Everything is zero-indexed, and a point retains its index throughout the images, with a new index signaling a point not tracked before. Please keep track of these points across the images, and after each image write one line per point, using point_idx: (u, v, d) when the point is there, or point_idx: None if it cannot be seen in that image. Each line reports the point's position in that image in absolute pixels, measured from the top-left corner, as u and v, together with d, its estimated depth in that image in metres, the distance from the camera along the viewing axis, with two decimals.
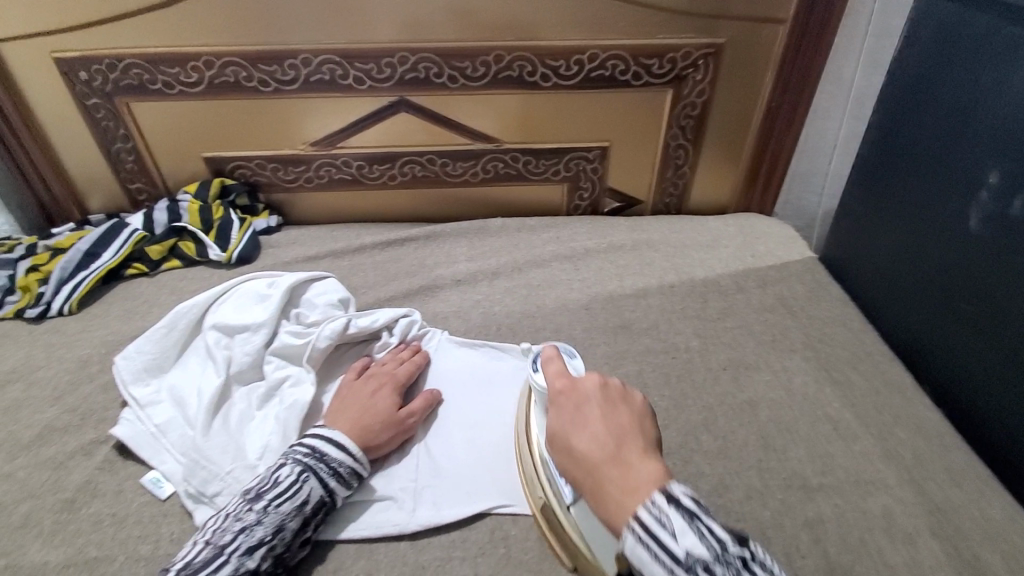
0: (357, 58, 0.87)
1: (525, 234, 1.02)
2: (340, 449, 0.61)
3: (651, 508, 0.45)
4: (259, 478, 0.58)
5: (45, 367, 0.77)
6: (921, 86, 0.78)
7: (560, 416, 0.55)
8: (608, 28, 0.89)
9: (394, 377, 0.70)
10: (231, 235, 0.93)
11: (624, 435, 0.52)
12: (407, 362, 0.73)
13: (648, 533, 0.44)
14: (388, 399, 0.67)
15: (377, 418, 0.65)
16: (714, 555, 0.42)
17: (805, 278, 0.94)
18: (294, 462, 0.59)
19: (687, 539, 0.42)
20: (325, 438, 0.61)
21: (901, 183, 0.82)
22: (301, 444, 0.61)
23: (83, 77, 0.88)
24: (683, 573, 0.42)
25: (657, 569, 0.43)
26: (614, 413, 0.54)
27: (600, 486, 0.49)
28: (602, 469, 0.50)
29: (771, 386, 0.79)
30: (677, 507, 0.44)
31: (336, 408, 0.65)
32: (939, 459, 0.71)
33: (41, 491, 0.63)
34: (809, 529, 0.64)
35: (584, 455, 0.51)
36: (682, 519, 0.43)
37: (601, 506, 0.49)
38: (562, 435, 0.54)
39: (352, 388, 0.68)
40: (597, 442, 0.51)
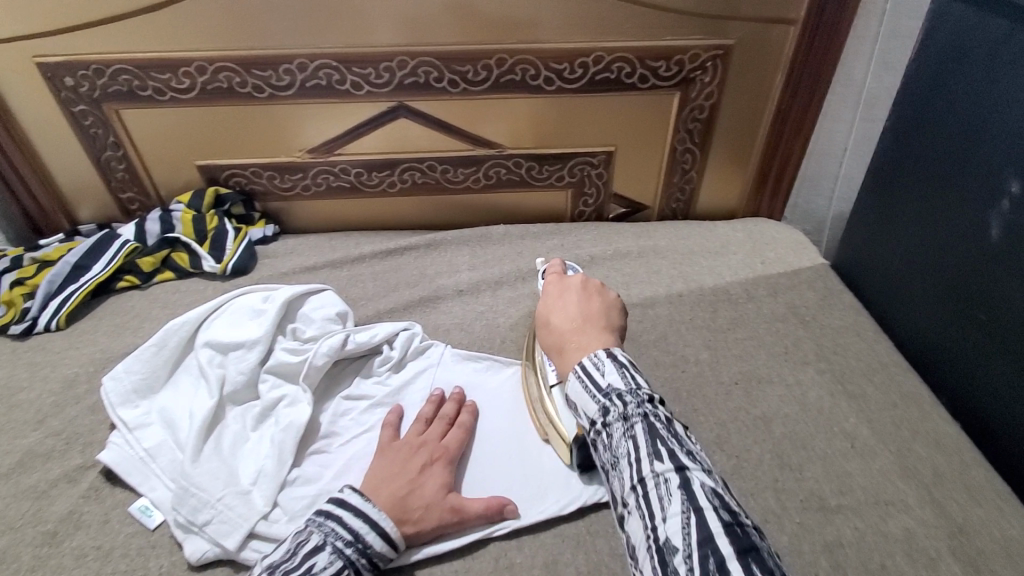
0: (354, 63, 0.85)
1: (528, 242, 0.99)
2: (385, 541, 0.54)
3: (593, 356, 0.57)
4: (284, 556, 0.51)
5: (30, 387, 0.74)
6: (939, 88, 0.75)
7: (545, 298, 0.70)
8: (613, 30, 0.86)
9: (447, 451, 0.62)
10: (226, 245, 0.90)
11: (591, 317, 0.65)
12: (458, 426, 0.66)
13: (584, 372, 0.56)
14: (439, 480, 0.59)
15: (424, 503, 0.57)
16: (628, 388, 0.53)
17: (817, 286, 0.91)
18: (336, 552, 0.52)
19: (612, 376, 0.54)
20: (371, 524, 0.54)
21: (917, 188, 0.80)
22: (344, 524, 0.54)
23: (69, 83, 0.85)
24: (602, 397, 0.53)
25: (585, 395, 0.54)
26: (588, 299, 0.67)
27: (562, 347, 0.63)
28: (566, 335, 0.63)
29: (785, 401, 0.76)
30: (613, 359, 0.56)
31: (379, 476, 0.58)
32: (960, 477, 0.68)
33: (22, 522, 0.60)
34: (826, 554, 0.61)
35: (555, 325, 0.65)
36: (613, 364, 0.55)
37: (561, 362, 0.63)
38: (542, 313, 0.68)
39: (399, 455, 0.60)
40: (569, 317, 0.65)
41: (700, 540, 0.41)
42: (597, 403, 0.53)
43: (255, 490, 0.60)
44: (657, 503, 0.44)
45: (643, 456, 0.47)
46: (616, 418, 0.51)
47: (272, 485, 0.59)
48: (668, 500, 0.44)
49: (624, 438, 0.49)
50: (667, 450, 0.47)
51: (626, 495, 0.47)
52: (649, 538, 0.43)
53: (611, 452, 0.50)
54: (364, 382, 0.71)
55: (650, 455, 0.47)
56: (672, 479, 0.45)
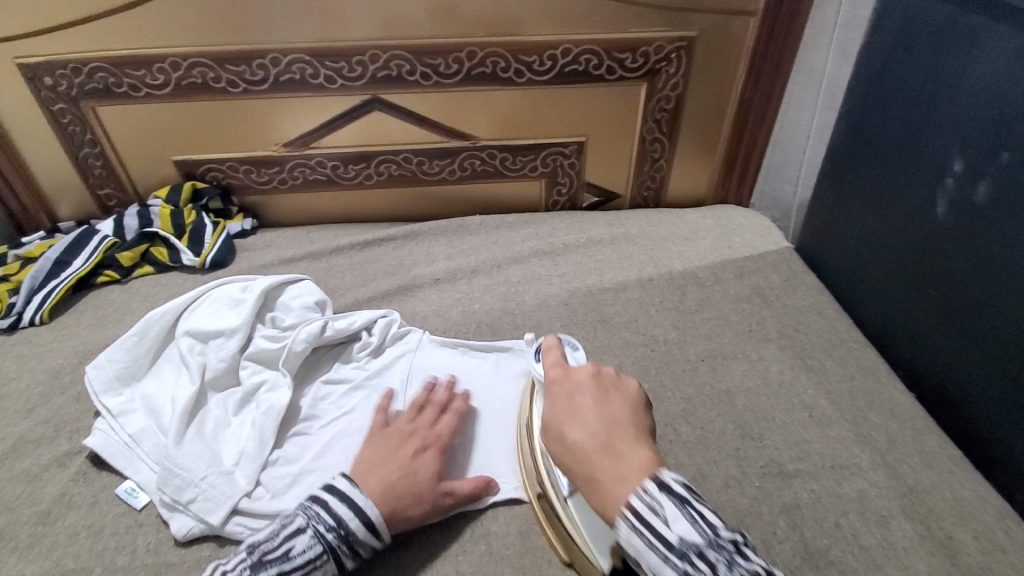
0: (327, 57, 0.86)
1: (504, 231, 1.01)
2: (369, 529, 0.56)
3: (644, 496, 0.47)
4: (268, 538, 0.54)
5: (17, 378, 0.75)
6: (887, 76, 0.79)
7: (553, 404, 0.56)
8: (580, 23, 0.89)
9: (439, 439, 0.63)
10: (204, 239, 0.92)
11: (617, 426, 0.53)
12: (450, 414, 0.67)
13: (644, 524, 0.46)
14: (430, 467, 0.60)
15: (414, 489, 0.58)
16: (705, 540, 0.45)
17: (781, 268, 0.95)
18: (315, 536, 0.54)
19: (680, 525, 0.46)
20: (355, 512, 0.56)
21: (871, 171, 0.84)
22: (327, 510, 0.56)
23: (48, 82, 0.86)
24: (678, 558, 0.45)
25: (655, 558, 0.46)
26: (608, 402, 0.54)
27: (592, 478, 0.51)
28: (596, 463, 0.50)
29: (748, 375, 0.80)
30: (670, 495, 0.47)
31: (370, 462, 0.60)
32: (911, 441, 0.72)
33: (18, 503, 0.62)
34: (787, 516, 0.65)
35: (575, 445, 0.52)
36: (674, 506, 0.46)
37: (592, 496, 0.51)
38: (554, 422, 0.55)
39: (391, 443, 0.62)
40: (592, 433, 0.52)
41: None
42: (675, 566, 0.45)
43: (238, 470, 0.62)
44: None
45: None
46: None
47: (254, 464, 0.62)
48: None
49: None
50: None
51: None
52: None
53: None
54: (343, 367, 0.74)
55: None
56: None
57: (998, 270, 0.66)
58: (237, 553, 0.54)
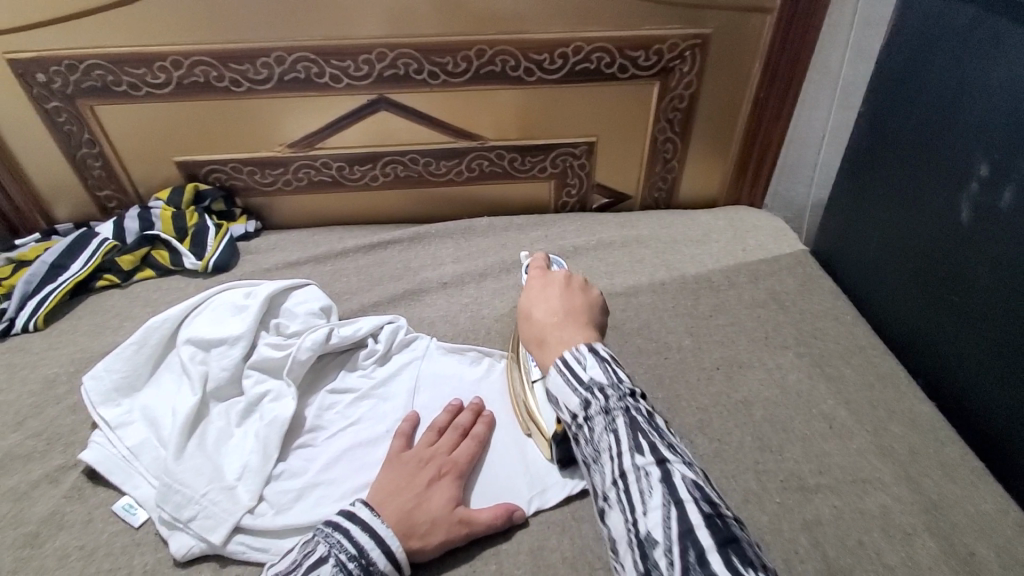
0: (332, 55, 0.84)
1: (512, 234, 0.99)
2: (389, 559, 0.53)
3: (576, 351, 0.55)
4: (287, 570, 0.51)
5: (9, 388, 0.73)
6: (911, 75, 0.76)
7: (528, 293, 0.68)
8: (592, 21, 0.86)
9: (456, 465, 0.61)
10: (207, 242, 0.89)
11: (572, 311, 0.63)
12: (470, 437, 0.64)
13: (565, 365, 0.54)
14: (448, 496, 0.58)
15: (430, 518, 0.56)
16: (609, 382, 0.52)
17: (797, 272, 0.93)
18: (336, 565, 0.51)
19: (593, 371, 0.53)
20: (377, 540, 0.53)
21: (892, 173, 0.81)
22: (347, 537, 0.53)
23: (42, 79, 0.83)
24: (583, 390, 0.52)
25: (566, 388, 0.53)
26: (571, 295, 0.65)
27: (545, 342, 0.61)
28: (549, 330, 0.61)
29: (766, 384, 0.77)
30: (594, 354, 0.55)
31: (386, 489, 0.57)
32: (936, 454, 0.70)
33: (4, 523, 0.60)
34: (805, 532, 0.63)
35: (537, 319, 0.64)
36: (595, 359, 0.54)
37: (541, 355, 0.61)
38: (524, 307, 0.67)
39: (407, 470, 0.59)
40: (551, 313, 0.63)
41: (680, 532, 0.41)
42: (579, 397, 0.52)
43: (240, 485, 0.59)
44: (638, 497, 0.45)
45: (625, 450, 0.47)
46: (597, 411, 0.51)
47: (257, 479, 0.59)
48: (649, 494, 0.44)
49: (607, 432, 0.49)
50: (648, 442, 0.47)
51: (608, 489, 0.47)
52: (630, 530, 0.44)
53: (594, 446, 0.50)
54: (349, 376, 0.71)
55: (631, 448, 0.47)
56: (653, 472, 0.45)
57: (1016, 272, 0.64)
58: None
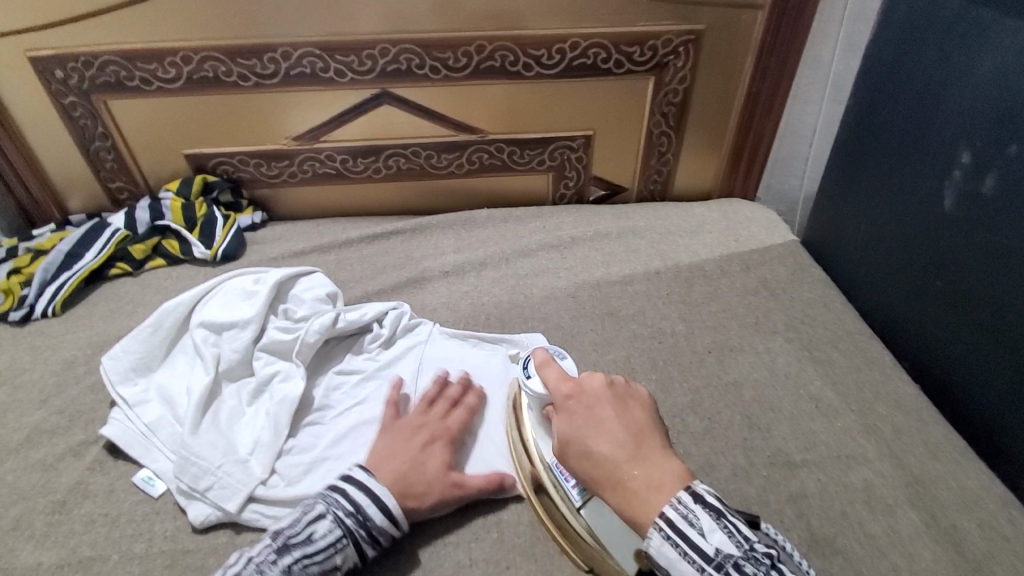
0: (338, 51, 0.87)
1: (512, 225, 1.02)
2: (386, 515, 0.57)
3: (682, 509, 0.47)
4: (291, 525, 0.55)
5: (31, 369, 0.76)
6: (896, 70, 0.79)
7: (572, 419, 0.55)
8: (589, 17, 0.89)
9: (447, 431, 0.65)
10: (216, 231, 0.92)
11: (640, 434, 0.53)
12: (461, 407, 0.68)
13: (679, 536, 0.47)
14: (440, 460, 0.62)
15: (425, 481, 0.60)
16: (742, 553, 0.46)
17: (787, 261, 0.96)
18: (335, 520, 0.56)
19: (716, 537, 0.46)
20: (374, 498, 0.57)
21: (879, 165, 0.84)
22: (343, 496, 0.57)
23: (58, 75, 0.86)
24: (714, 569, 0.46)
25: (689, 568, 0.46)
26: (627, 412, 0.55)
27: (625, 488, 0.51)
28: (626, 473, 0.51)
29: (756, 367, 0.80)
30: (705, 509, 0.47)
31: (381, 455, 0.61)
32: (917, 432, 0.73)
33: (33, 492, 0.63)
34: (793, 504, 0.66)
35: (603, 457, 0.52)
36: (710, 519, 0.47)
37: (625, 504, 0.51)
38: (576, 439, 0.54)
39: (401, 437, 0.63)
40: (618, 444, 0.52)
41: None
42: None
43: (253, 459, 0.62)
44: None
45: None
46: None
47: (269, 453, 0.62)
48: None
49: None
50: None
51: None
52: None
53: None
54: (355, 358, 0.74)
55: None
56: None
57: (999, 255, 0.67)
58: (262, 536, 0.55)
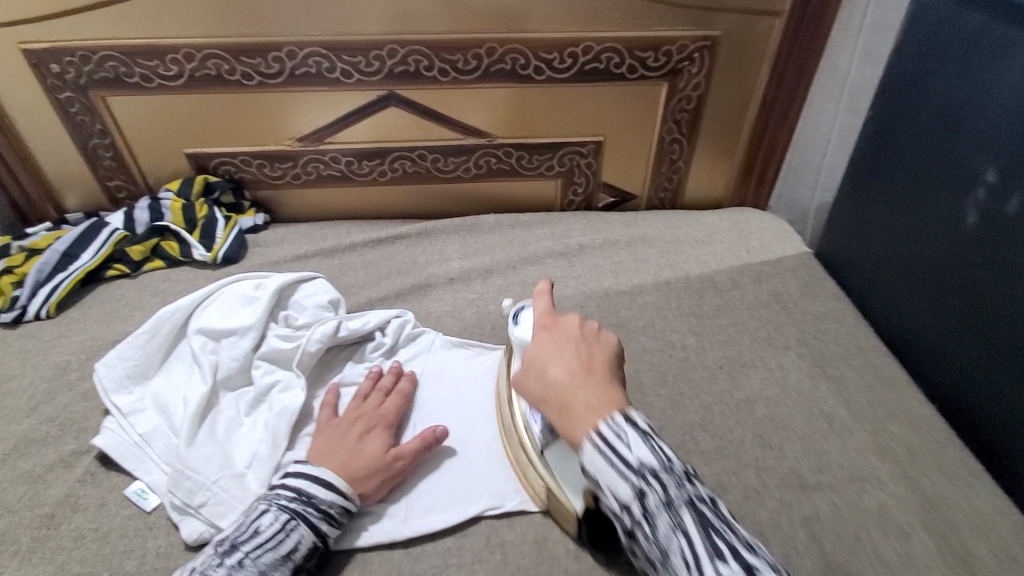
0: (344, 51, 0.85)
1: (518, 231, 1.00)
2: (330, 489, 0.56)
3: (613, 425, 0.47)
4: (235, 526, 0.54)
5: (22, 374, 0.74)
6: (918, 81, 0.77)
7: (536, 347, 0.54)
8: (602, 21, 0.87)
9: (384, 417, 0.64)
10: (216, 233, 0.90)
11: (596, 366, 0.51)
12: (395, 392, 0.68)
13: (604, 443, 0.46)
14: (378, 442, 0.61)
15: (366, 465, 0.59)
16: (664, 466, 0.46)
17: (800, 274, 0.94)
18: (279, 508, 0.55)
19: (641, 450, 0.46)
20: (311, 479, 0.57)
21: (898, 178, 0.81)
22: (282, 486, 0.57)
23: (55, 70, 0.84)
24: (633, 477, 0.45)
25: (610, 475, 0.46)
26: (590, 345, 0.53)
27: (566, 408, 0.49)
28: (571, 393, 0.50)
29: (768, 383, 0.78)
30: (634, 426, 0.47)
31: (321, 447, 0.61)
32: (934, 455, 0.71)
33: (19, 505, 0.61)
34: (806, 528, 0.64)
35: (553, 376, 0.51)
36: (637, 435, 0.46)
37: (564, 424, 0.50)
38: (535, 364, 0.53)
39: (338, 427, 0.63)
40: (570, 370, 0.51)
41: None
42: (630, 485, 0.45)
43: (250, 473, 0.60)
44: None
45: (702, 558, 0.43)
46: (658, 505, 0.45)
47: (266, 468, 0.60)
48: None
49: (674, 532, 0.44)
50: (727, 546, 0.43)
51: None
52: None
53: (659, 548, 0.44)
54: (357, 368, 0.72)
55: (709, 554, 0.43)
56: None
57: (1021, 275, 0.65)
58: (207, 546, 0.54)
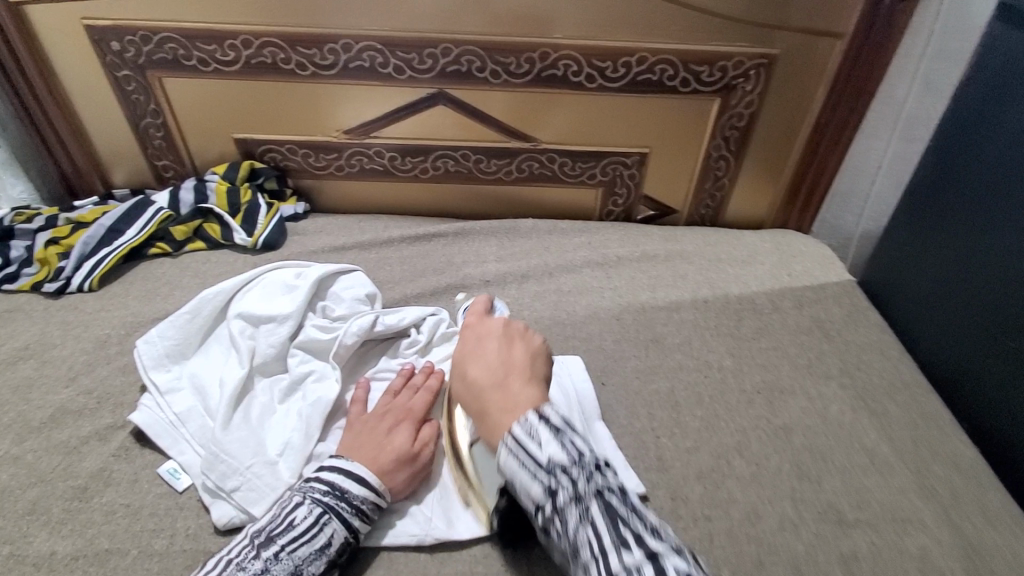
0: (398, 47, 0.85)
1: (556, 238, 0.99)
2: (363, 486, 0.56)
3: (525, 424, 0.49)
4: (270, 519, 0.54)
5: (62, 345, 0.75)
6: (987, 112, 0.74)
7: (461, 349, 0.61)
8: (660, 32, 0.85)
9: (411, 413, 0.63)
10: (258, 219, 0.91)
11: (512, 367, 0.57)
12: (422, 389, 0.66)
13: (516, 444, 0.48)
14: (407, 437, 0.61)
15: (395, 459, 0.59)
16: (573, 462, 0.46)
17: (844, 302, 0.91)
18: (313, 501, 0.54)
19: (550, 448, 0.47)
20: (345, 473, 0.56)
21: (955, 211, 0.79)
22: (316, 479, 0.56)
23: (116, 47, 0.85)
24: (544, 476, 0.46)
25: (524, 474, 0.47)
26: (509, 347, 0.59)
27: (484, 410, 0.55)
28: (488, 395, 0.55)
29: (808, 413, 0.76)
30: (546, 424, 0.49)
31: (352, 443, 0.60)
32: (980, 501, 0.68)
33: (53, 475, 0.61)
34: (842, 566, 0.62)
35: (474, 381, 0.57)
36: (549, 433, 0.48)
37: (484, 425, 0.54)
38: (459, 369, 0.60)
39: (365, 424, 0.61)
40: (488, 370, 0.57)
41: None
42: (540, 483, 0.47)
43: (281, 461, 0.60)
44: None
45: (608, 547, 0.43)
46: (567, 500, 0.45)
47: (299, 457, 0.60)
48: None
49: (582, 526, 0.44)
50: (630, 532, 0.43)
51: None
52: None
53: (569, 540, 0.45)
54: (389, 362, 0.72)
55: (615, 544, 0.43)
56: (645, 570, 0.41)
57: None
58: (239, 538, 0.53)
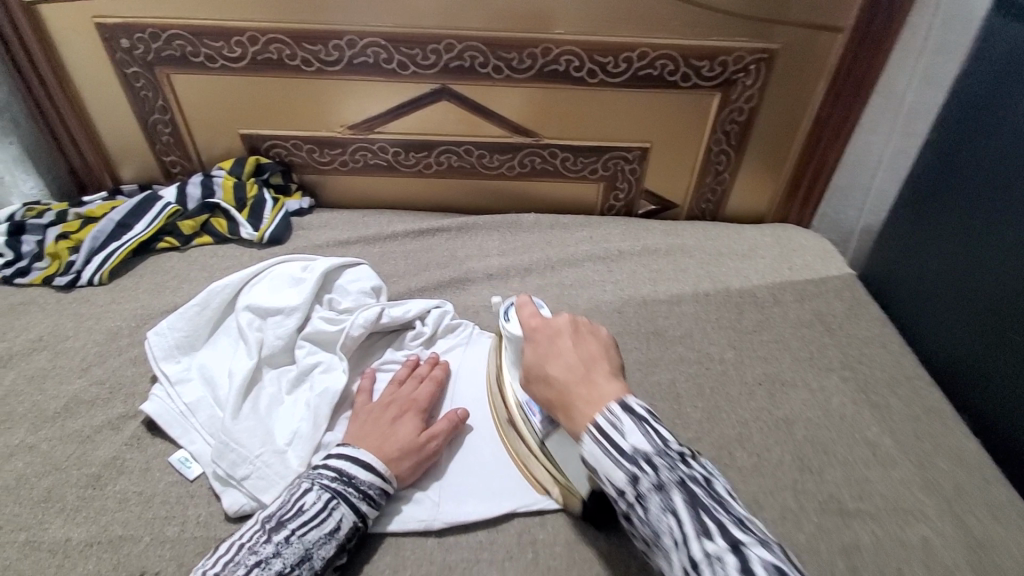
0: (403, 43, 0.86)
1: (558, 232, 1.00)
2: (371, 472, 0.57)
3: (609, 414, 0.48)
4: (279, 504, 0.55)
5: (75, 337, 0.77)
6: (986, 107, 0.75)
7: (534, 349, 0.57)
8: (661, 27, 0.86)
9: (416, 403, 0.64)
10: (264, 214, 0.92)
11: (592, 361, 0.54)
12: (426, 380, 0.68)
13: (601, 434, 0.48)
14: (412, 426, 0.62)
15: (400, 448, 0.60)
16: (657, 450, 0.46)
17: (845, 296, 0.92)
18: (322, 487, 0.56)
19: (635, 437, 0.47)
20: (351, 460, 0.58)
21: (956, 205, 0.80)
22: (324, 466, 0.58)
23: (125, 45, 0.86)
24: (628, 464, 0.46)
25: (607, 462, 0.47)
26: (582, 343, 0.56)
27: (568, 408, 0.52)
28: (571, 392, 0.52)
29: (807, 404, 0.77)
30: (630, 414, 0.48)
31: (358, 431, 0.61)
32: (979, 492, 0.69)
33: (68, 463, 0.63)
34: (842, 554, 0.63)
35: (553, 378, 0.54)
36: (633, 422, 0.48)
37: (569, 423, 0.52)
38: (535, 366, 0.56)
39: (371, 413, 0.63)
40: (567, 365, 0.54)
41: None
42: (624, 471, 0.46)
43: (290, 450, 0.61)
44: None
45: (691, 535, 0.43)
46: (651, 488, 0.45)
47: (307, 445, 0.61)
48: None
49: (665, 513, 0.44)
50: (714, 521, 0.43)
51: None
52: None
53: (651, 528, 0.45)
54: (395, 354, 0.73)
55: (698, 532, 0.42)
56: (729, 559, 0.41)
57: None
58: (249, 522, 0.54)
